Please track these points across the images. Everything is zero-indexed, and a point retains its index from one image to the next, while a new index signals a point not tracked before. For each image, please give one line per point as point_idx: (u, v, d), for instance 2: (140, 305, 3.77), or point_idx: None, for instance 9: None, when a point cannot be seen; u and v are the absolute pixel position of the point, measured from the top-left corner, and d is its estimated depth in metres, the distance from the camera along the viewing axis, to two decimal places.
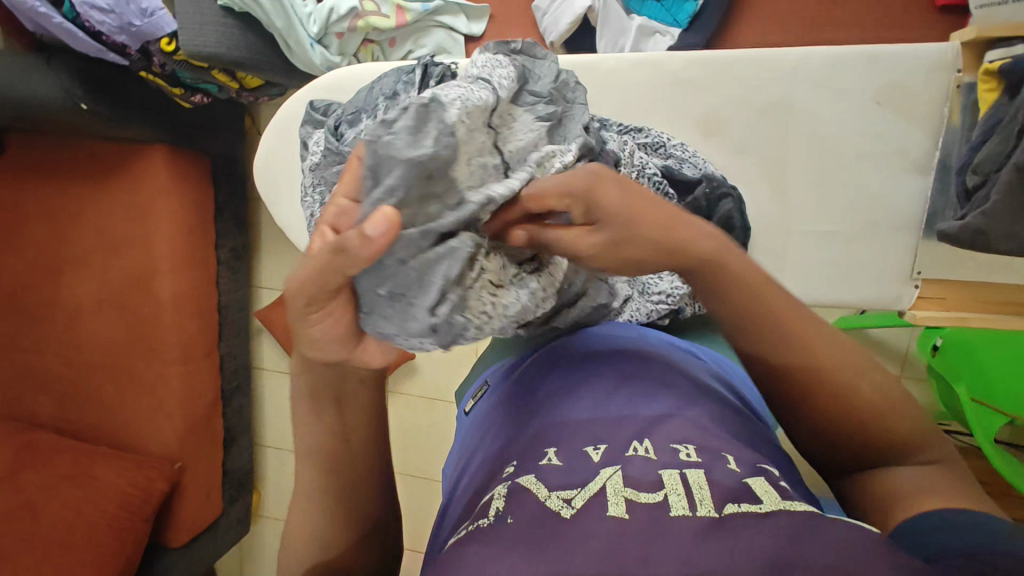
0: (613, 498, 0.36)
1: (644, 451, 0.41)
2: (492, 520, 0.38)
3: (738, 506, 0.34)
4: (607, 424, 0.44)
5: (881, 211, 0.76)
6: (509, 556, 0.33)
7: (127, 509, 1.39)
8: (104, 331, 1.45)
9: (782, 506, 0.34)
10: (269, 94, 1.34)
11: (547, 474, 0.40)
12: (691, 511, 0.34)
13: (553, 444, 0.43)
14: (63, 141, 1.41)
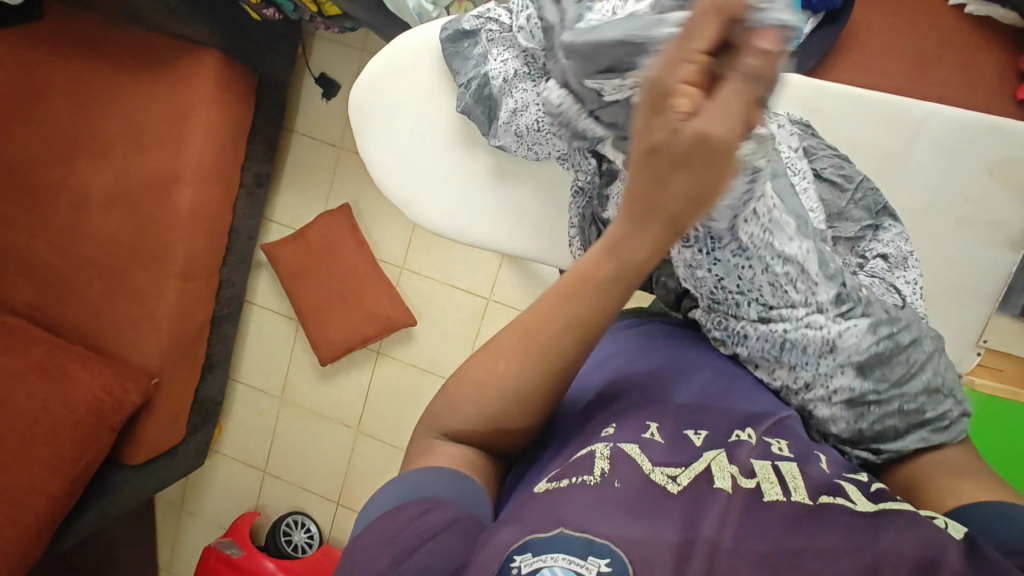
0: (719, 473, 0.45)
1: (746, 435, 0.51)
2: (598, 479, 0.45)
3: (833, 497, 0.44)
4: (713, 413, 0.54)
5: (969, 279, 0.75)
6: (624, 515, 0.41)
7: (96, 415, 1.32)
8: (108, 226, 1.37)
9: (873, 503, 0.43)
10: (342, 27, 1.30)
11: (651, 446, 0.48)
12: (786, 496, 0.44)
13: (654, 419, 0.52)
14: (112, 23, 1.33)
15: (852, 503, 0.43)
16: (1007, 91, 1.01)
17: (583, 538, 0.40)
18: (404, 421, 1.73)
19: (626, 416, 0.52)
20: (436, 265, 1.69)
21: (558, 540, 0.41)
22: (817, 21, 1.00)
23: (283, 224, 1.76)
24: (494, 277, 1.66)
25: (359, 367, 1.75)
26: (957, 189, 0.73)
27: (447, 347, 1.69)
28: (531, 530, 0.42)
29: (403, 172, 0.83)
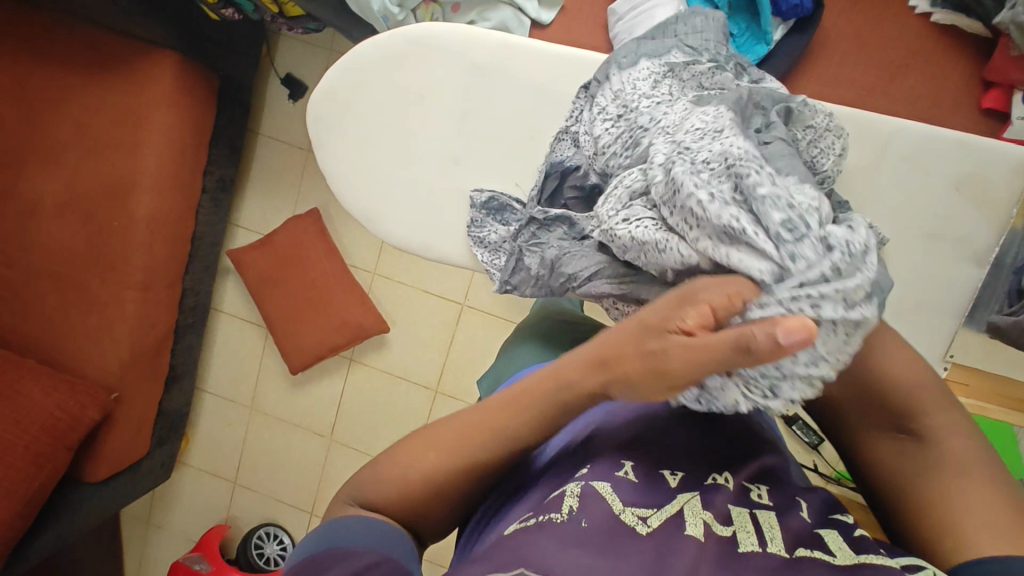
0: (692, 519, 0.47)
1: (723, 479, 0.53)
2: (565, 517, 0.46)
3: (810, 551, 0.46)
4: (686, 454, 0.56)
5: (940, 294, 0.74)
6: (587, 560, 0.42)
7: (50, 433, 1.26)
8: (62, 235, 1.31)
9: (860, 560, 0.45)
10: (307, 28, 1.25)
11: (624, 487, 0.49)
12: (762, 547, 0.46)
13: (630, 459, 0.53)
14: (60, 21, 1.27)
15: (830, 556, 0.45)
16: (972, 98, 1.03)
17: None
18: (376, 429, 1.70)
19: (600, 458, 0.54)
20: (409, 270, 1.66)
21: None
22: (784, 29, 1.02)
23: (250, 229, 1.71)
24: (468, 282, 1.63)
25: (332, 375, 1.71)
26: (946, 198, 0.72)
27: (419, 353, 1.66)
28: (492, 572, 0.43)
29: (366, 185, 0.80)
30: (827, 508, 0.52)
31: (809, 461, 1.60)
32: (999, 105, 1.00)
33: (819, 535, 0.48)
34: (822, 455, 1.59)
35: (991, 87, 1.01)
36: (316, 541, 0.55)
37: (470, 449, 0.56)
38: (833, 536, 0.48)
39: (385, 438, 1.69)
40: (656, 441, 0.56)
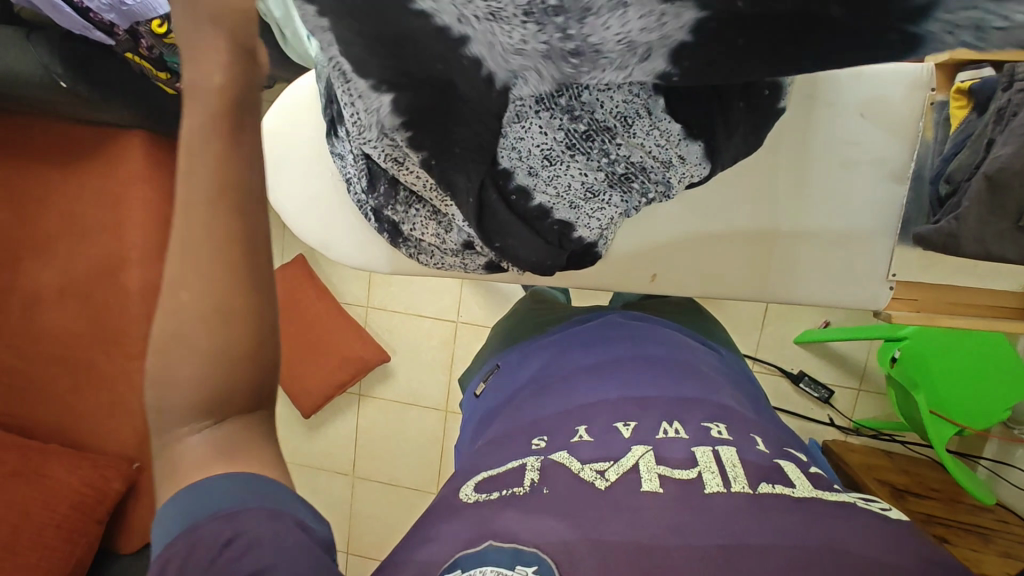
0: (647, 475, 0.52)
1: (674, 431, 0.58)
2: (528, 488, 0.53)
3: (772, 485, 0.49)
4: (641, 405, 0.62)
5: (872, 218, 0.70)
6: (546, 521, 0.48)
7: (80, 510, 1.31)
8: (66, 321, 1.38)
9: (814, 492, 0.49)
10: (258, 85, 1.31)
11: (580, 449, 0.56)
12: (726, 486, 0.50)
13: (583, 424, 0.61)
14: (38, 123, 1.35)
15: (790, 488, 0.49)
16: None
17: (511, 548, 0.46)
18: (394, 456, 1.74)
19: (557, 429, 0.61)
20: (399, 298, 1.70)
21: (485, 553, 0.47)
22: None
23: None
24: (458, 299, 1.67)
25: (344, 413, 1.75)
26: (908, 113, 0.66)
27: (422, 378, 1.71)
28: (462, 549, 0.48)
29: (317, 219, 0.82)
30: (787, 450, 0.57)
31: (823, 416, 1.60)
32: None
33: (778, 467, 0.53)
34: (835, 407, 1.59)
35: None
36: (240, 488, 0.43)
37: (233, 298, 0.41)
38: (793, 469, 0.52)
39: (402, 464, 1.73)
40: (605, 398, 0.64)
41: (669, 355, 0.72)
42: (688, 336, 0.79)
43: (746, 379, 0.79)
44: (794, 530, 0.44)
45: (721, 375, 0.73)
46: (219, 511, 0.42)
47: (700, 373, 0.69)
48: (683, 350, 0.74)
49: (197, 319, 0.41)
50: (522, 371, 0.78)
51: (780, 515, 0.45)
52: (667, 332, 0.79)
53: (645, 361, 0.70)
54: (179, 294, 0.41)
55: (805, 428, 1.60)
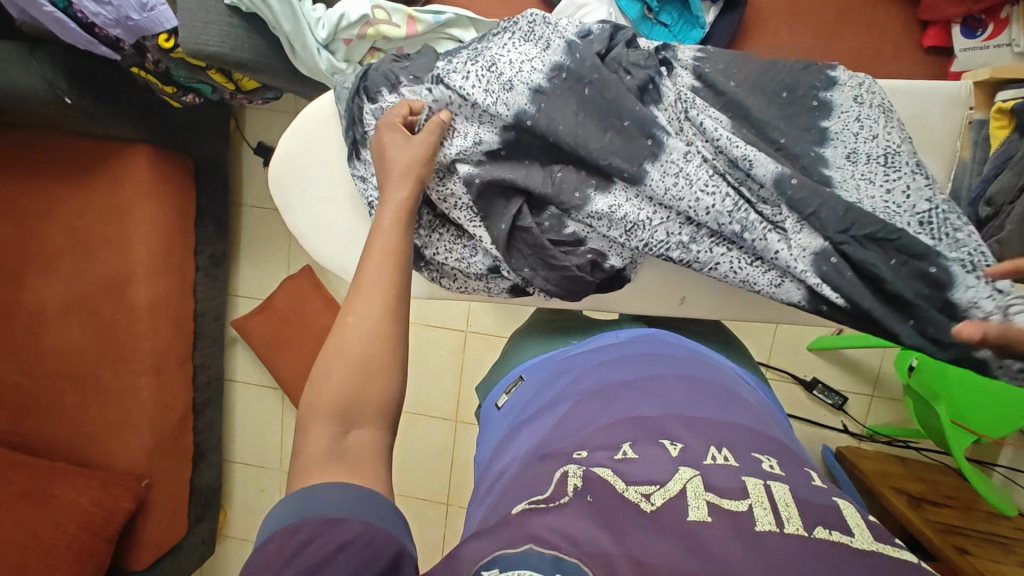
0: (695, 501, 0.44)
1: (722, 458, 0.50)
2: (570, 497, 0.45)
3: (829, 532, 0.42)
4: (685, 423, 0.55)
5: None
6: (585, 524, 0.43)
7: (90, 530, 1.29)
8: (72, 337, 1.36)
9: (877, 547, 0.41)
10: (265, 98, 1.29)
11: (626, 467, 0.49)
12: (778, 527, 0.42)
13: (628, 439, 0.53)
14: (40, 137, 1.33)
15: (848, 538, 0.41)
16: (913, 42, 1.12)
17: (552, 555, 0.40)
18: (405, 467, 1.72)
19: (598, 444, 0.54)
20: (408, 308, 1.69)
21: (526, 556, 0.40)
22: (716, 11, 1.11)
23: (250, 296, 1.74)
24: (467, 309, 1.65)
25: None
26: (947, 134, 0.70)
27: (431, 388, 1.69)
28: (501, 547, 0.42)
29: (338, 240, 0.81)
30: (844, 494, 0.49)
31: (837, 422, 1.59)
32: (940, 41, 1.09)
33: (835, 509, 0.45)
34: (848, 414, 1.58)
35: (930, 26, 1.10)
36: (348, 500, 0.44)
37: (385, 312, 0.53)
38: (851, 512, 0.45)
39: (413, 474, 1.72)
40: (648, 413, 0.57)
41: (709, 369, 0.67)
42: (725, 363, 0.72)
43: (776, 407, 0.70)
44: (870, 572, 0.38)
45: (756, 396, 0.68)
46: (321, 517, 0.43)
47: (741, 396, 0.63)
48: (723, 375, 0.67)
49: (360, 329, 0.52)
50: (548, 387, 0.72)
51: (838, 565, 0.39)
52: (703, 355, 0.71)
53: (685, 373, 0.65)
54: (346, 319, 0.53)
55: (818, 435, 1.60)
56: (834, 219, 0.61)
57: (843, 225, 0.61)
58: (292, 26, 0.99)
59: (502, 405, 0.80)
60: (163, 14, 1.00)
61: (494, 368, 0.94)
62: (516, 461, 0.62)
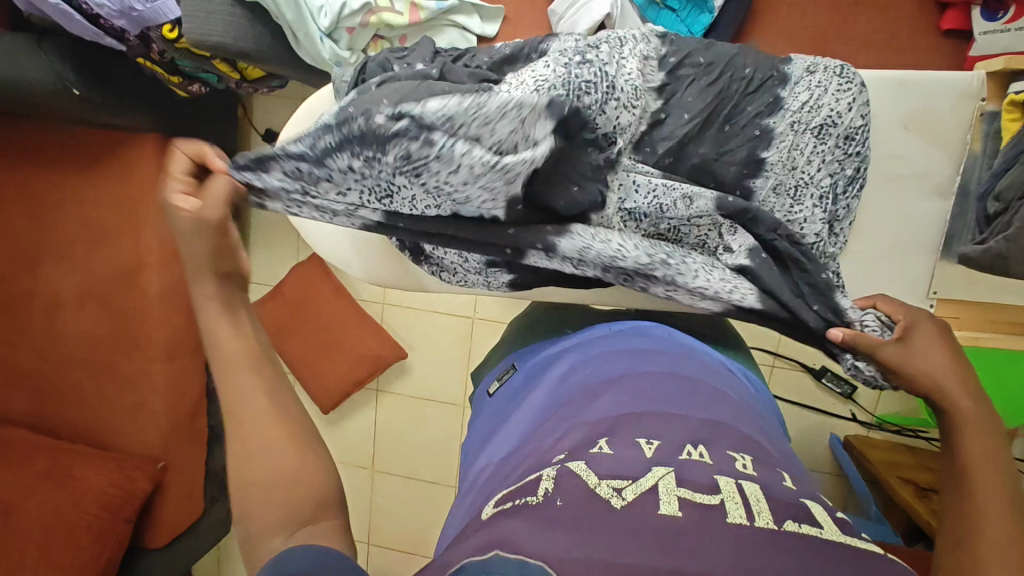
0: (667, 496, 0.45)
1: (697, 455, 0.50)
2: (541, 498, 0.46)
3: (798, 525, 0.43)
4: (663, 422, 0.55)
5: (907, 235, 0.72)
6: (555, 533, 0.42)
7: (109, 510, 1.33)
8: (87, 324, 1.39)
9: (843, 538, 0.42)
10: (271, 87, 1.29)
11: (600, 461, 0.49)
12: (749, 520, 0.42)
13: (605, 435, 0.53)
14: (51, 126, 1.35)
15: (817, 530, 0.42)
16: (931, 24, 1.09)
17: (517, 559, 0.40)
18: (414, 451, 1.75)
19: (577, 440, 0.54)
20: (416, 296, 1.70)
21: (490, 562, 0.40)
22: None
23: (261, 283, 1.76)
24: (474, 297, 1.66)
25: (362, 409, 1.76)
26: (954, 128, 0.69)
27: (440, 374, 1.71)
28: (470, 554, 0.42)
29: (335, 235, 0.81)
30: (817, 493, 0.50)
31: (845, 411, 1.58)
32: (958, 24, 1.05)
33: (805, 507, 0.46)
34: (856, 403, 1.57)
35: (948, 8, 1.06)
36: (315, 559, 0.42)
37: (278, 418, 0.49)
38: (819, 510, 0.45)
39: (422, 457, 1.75)
40: (628, 411, 0.57)
41: (696, 367, 0.67)
42: (712, 360, 0.71)
43: (762, 399, 0.72)
44: (840, 566, 0.39)
45: (744, 395, 0.68)
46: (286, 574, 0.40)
47: (726, 395, 0.62)
48: (710, 373, 0.67)
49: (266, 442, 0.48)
50: (537, 381, 0.73)
51: (804, 563, 0.39)
52: (689, 349, 0.71)
53: (671, 370, 0.64)
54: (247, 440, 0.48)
55: (825, 423, 1.60)
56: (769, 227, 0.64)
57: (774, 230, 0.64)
58: (294, 15, 0.99)
59: (492, 394, 0.81)
60: (166, 5, 1.01)
61: (489, 357, 0.95)
62: (501, 456, 0.62)
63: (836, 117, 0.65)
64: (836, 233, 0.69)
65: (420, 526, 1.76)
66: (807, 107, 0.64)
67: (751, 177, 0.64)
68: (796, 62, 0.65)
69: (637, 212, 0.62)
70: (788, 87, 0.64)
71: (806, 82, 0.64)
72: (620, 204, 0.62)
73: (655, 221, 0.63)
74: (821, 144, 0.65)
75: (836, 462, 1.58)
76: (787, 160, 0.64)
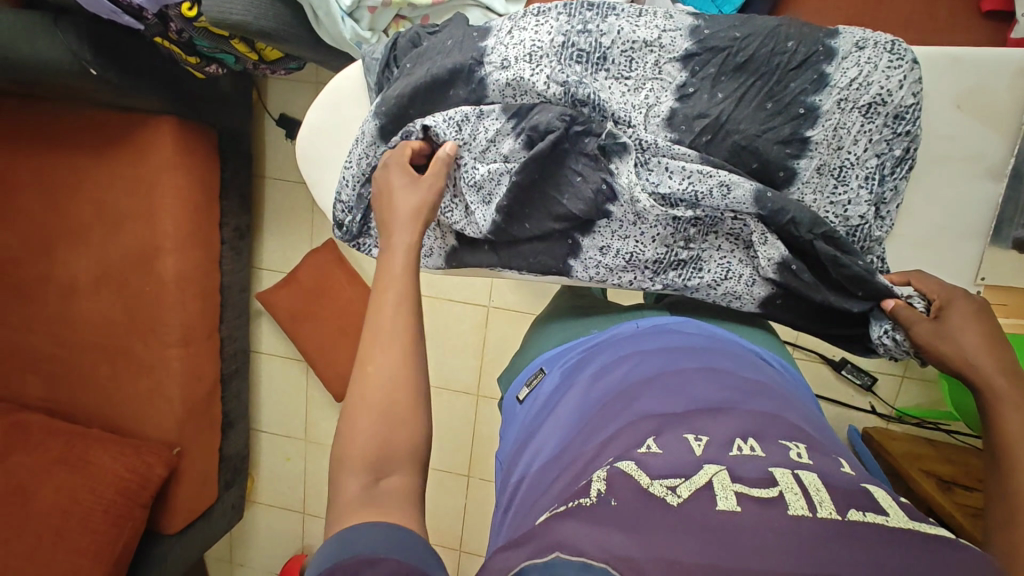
0: (723, 492, 0.43)
1: (749, 448, 0.48)
2: (595, 499, 0.44)
3: (862, 514, 0.41)
4: (707, 417, 0.53)
5: (956, 220, 0.70)
6: (611, 533, 0.41)
7: (125, 495, 1.32)
8: (103, 309, 1.38)
9: (912, 525, 0.40)
10: (289, 68, 1.26)
11: (649, 462, 0.47)
12: (811, 511, 0.41)
13: (651, 435, 0.52)
14: (66, 108, 1.33)
15: (884, 518, 0.40)
16: (971, 5, 1.05)
17: (579, 561, 0.39)
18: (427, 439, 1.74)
19: (622, 440, 0.53)
20: (431, 284, 1.68)
21: (552, 566, 0.40)
22: None
23: (274, 270, 1.75)
24: (490, 285, 1.64)
25: None
26: (1008, 103, 0.66)
27: (455, 362, 1.70)
28: (527, 557, 0.42)
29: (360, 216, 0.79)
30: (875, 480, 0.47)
31: (864, 403, 1.56)
32: (999, 6, 1.02)
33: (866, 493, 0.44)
34: (877, 395, 1.55)
35: None
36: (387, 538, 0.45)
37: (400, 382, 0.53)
38: (883, 495, 0.44)
39: (435, 445, 1.74)
40: (671, 409, 0.55)
41: (733, 361, 0.64)
42: (750, 355, 0.69)
43: (803, 391, 0.70)
44: (908, 555, 0.37)
45: (785, 386, 0.65)
46: (363, 556, 0.43)
47: (768, 386, 0.60)
48: (748, 366, 0.64)
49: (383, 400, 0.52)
50: (565, 381, 0.71)
51: (874, 553, 0.37)
52: (725, 344, 0.69)
53: (709, 365, 0.62)
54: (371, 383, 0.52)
55: (844, 415, 1.58)
56: (806, 220, 0.61)
57: (812, 226, 0.62)
58: None
59: (522, 400, 0.78)
60: None
61: (514, 359, 0.94)
62: (544, 454, 0.61)
63: (887, 95, 0.61)
64: (881, 218, 0.67)
65: (432, 514, 1.76)
66: (856, 84, 0.61)
67: (796, 158, 0.62)
68: (845, 35, 0.62)
69: (671, 198, 0.63)
70: (835, 62, 0.61)
71: (854, 57, 0.61)
72: (649, 185, 0.63)
73: (682, 202, 0.63)
74: (869, 123, 0.62)
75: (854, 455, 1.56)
76: (833, 139, 0.62)
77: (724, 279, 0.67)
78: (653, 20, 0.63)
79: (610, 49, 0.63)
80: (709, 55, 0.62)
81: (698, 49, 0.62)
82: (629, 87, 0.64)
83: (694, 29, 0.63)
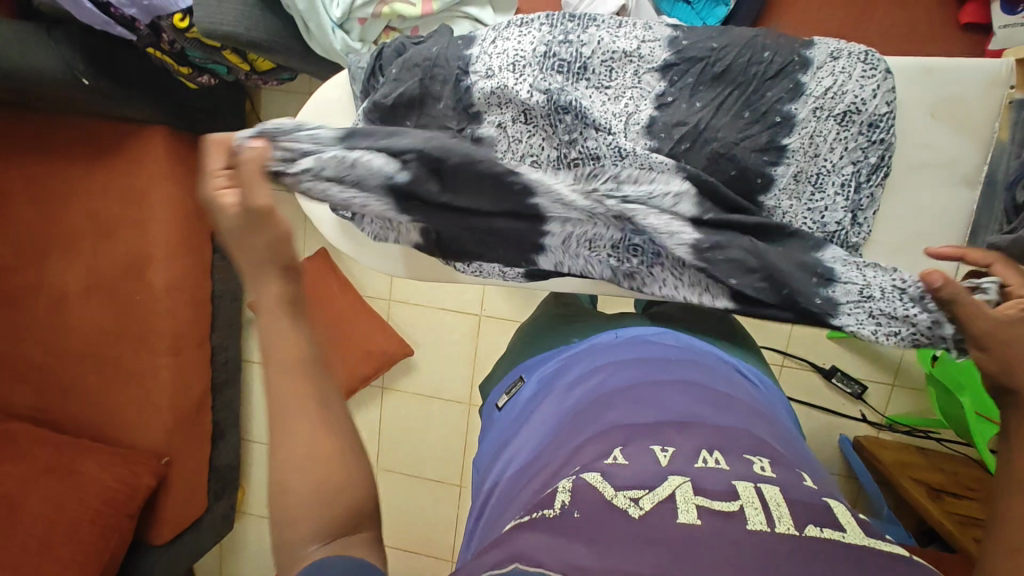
0: (684, 506, 0.44)
1: (714, 461, 0.49)
2: (558, 511, 0.44)
3: (820, 530, 0.41)
4: (674, 429, 0.53)
5: (933, 226, 0.71)
6: (575, 548, 0.41)
7: (112, 505, 1.31)
8: (92, 318, 1.38)
9: (867, 540, 0.41)
10: (281, 79, 1.28)
11: (615, 473, 0.47)
12: (769, 527, 0.41)
13: (618, 446, 0.52)
14: (59, 118, 1.34)
15: (840, 534, 0.41)
16: (949, 17, 1.08)
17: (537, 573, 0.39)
18: (418, 448, 1.74)
19: (590, 451, 0.53)
20: (423, 293, 1.68)
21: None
22: None
23: None
24: (481, 294, 1.65)
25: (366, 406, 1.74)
26: (979, 113, 0.68)
27: (448, 371, 1.70)
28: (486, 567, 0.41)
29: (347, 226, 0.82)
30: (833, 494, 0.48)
31: (855, 412, 1.56)
32: (976, 18, 1.04)
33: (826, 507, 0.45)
34: (867, 403, 1.55)
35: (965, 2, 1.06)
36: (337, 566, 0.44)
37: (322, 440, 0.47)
38: (842, 510, 0.44)
39: (427, 454, 1.73)
40: (639, 420, 0.55)
41: (707, 372, 0.65)
42: (722, 366, 0.69)
43: (776, 404, 0.70)
44: (862, 566, 0.38)
45: (757, 396, 0.66)
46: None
47: (737, 397, 0.61)
48: (720, 377, 0.65)
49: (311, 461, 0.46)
50: (543, 390, 0.71)
51: (828, 566, 0.38)
52: (698, 355, 0.69)
53: (682, 375, 0.63)
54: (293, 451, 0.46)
55: (836, 424, 1.58)
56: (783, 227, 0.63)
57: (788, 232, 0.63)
58: (306, 6, 0.99)
59: (502, 407, 0.78)
60: None
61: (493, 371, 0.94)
62: (518, 464, 0.61)
63: (860, 104, 0.63)
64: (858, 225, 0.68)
65: (425, 524, 1.75)
66: (831, 93, 0.63)
67: (773, 165, 0.64)
68: (820, 45, 0.63)
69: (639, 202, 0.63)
70: (810, 72, 0.62)
71: (829, 67, 0.63)
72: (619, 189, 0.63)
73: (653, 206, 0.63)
74: (843, 131, 0.64)
75: (845, 464, 1.56)
76: (809, 146, 0.63)
77: (695, 289, 0.65)
78: (634, 31, 0.65)
79: (591, 59, 0.65)
80: (687, 67, 0.63)
81: (677, 59, 0.63)
82: (609, 97, 0.65)
83: (673, 40, 0.64)
